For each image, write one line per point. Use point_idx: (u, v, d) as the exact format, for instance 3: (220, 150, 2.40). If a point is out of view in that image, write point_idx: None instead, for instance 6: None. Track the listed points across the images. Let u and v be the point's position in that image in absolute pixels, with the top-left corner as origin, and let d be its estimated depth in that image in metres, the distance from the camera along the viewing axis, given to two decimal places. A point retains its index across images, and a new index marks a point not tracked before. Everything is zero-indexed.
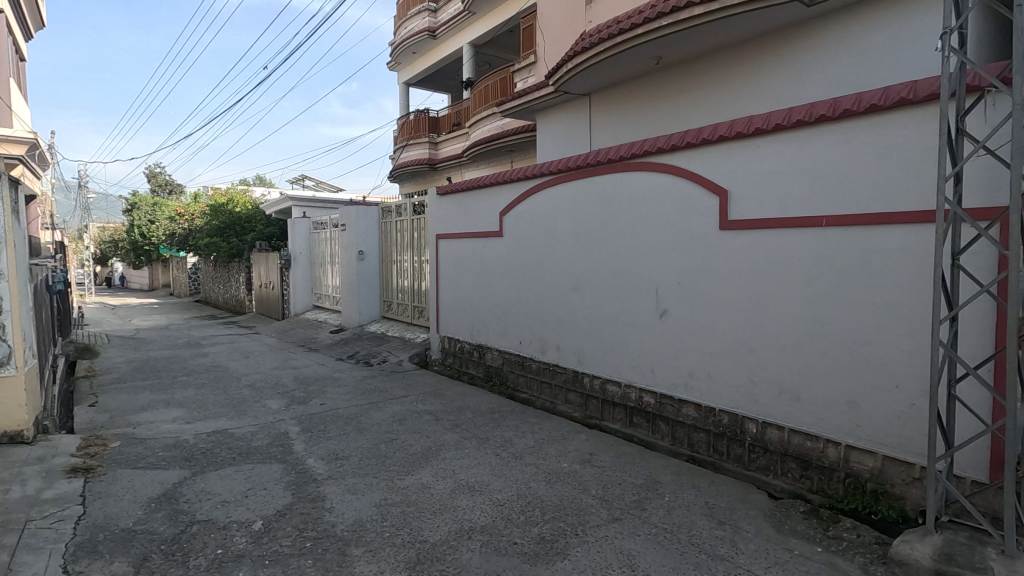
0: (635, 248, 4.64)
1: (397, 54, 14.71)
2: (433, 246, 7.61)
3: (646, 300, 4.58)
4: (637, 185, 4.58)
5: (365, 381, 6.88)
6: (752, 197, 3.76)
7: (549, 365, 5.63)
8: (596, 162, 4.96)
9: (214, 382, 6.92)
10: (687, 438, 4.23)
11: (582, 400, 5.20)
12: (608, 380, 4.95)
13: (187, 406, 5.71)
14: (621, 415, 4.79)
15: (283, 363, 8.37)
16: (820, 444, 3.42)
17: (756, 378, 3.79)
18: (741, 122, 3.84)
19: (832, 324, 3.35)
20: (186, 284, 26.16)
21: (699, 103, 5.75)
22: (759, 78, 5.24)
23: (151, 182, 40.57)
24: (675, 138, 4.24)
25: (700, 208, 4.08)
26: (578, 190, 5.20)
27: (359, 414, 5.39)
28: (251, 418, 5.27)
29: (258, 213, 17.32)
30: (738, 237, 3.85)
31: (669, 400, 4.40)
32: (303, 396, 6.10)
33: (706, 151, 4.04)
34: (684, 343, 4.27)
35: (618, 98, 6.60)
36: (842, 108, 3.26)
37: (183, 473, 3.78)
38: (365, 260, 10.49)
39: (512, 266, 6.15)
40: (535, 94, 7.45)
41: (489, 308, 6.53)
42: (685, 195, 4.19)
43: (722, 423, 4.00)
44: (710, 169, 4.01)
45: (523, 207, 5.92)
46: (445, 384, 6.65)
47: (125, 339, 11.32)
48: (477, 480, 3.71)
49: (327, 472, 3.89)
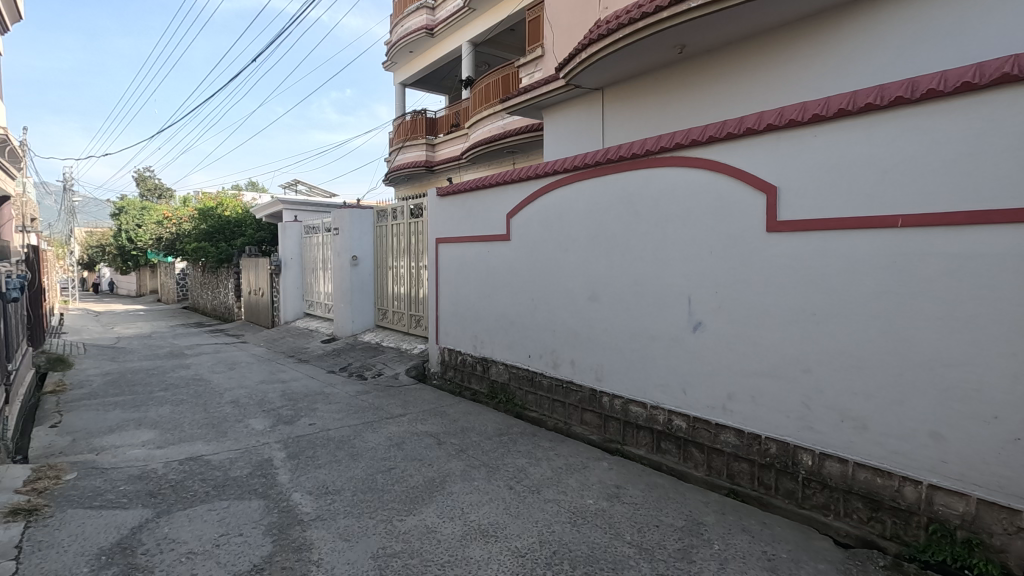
0: (663, 253, 4.15)
1: (393, 53, 14.24)
2: (432, 251, 7.10)
3: (676, 310, 4.08)
4: (666, 182, 4.09)
5: (359, 397, 6.33)
6: (807, 194, 3.28)
7: (562, 381, 5.11)
8: (617, 158, 4.47)
9: (194, 398, 6.35)
10: (726, 469, 3.73)
11: (601, 422, 4.69)
12: (631, 400, 4.45)
13: (161, 427, 5.14)
14: (647, 440, 4.28)
15: (270, 375, 7.80)
16: (895, 482, 2.92)
17: (811, 402, 3.28)
18: (793, 109, 3.37)
19: (909, 340, 2.86)
20: (174, 291, 25.55)
21: (725, 97, 5.32)
22: (795, 68, 4.82)
23: (140, 186, 39.80)
24: (713, 129, 3.77)
25: (743, 208, 3.60)
26: (597, 189, 4.70)
27: (352, 436, 4.84)
28: (231, 441, 4.71)
29: (248, 217, 16.75)
30: (791, 241, 3.35)
31: (705, 424, 3.89)
32: (290, 415, 5.55)
33: (750, 142, 3.56)
34: (722, 361, 3.77)
35: (634, 92, 6.15)
36: (923, 88, 2.79)
37: (145, 514, 3.23)
38: (359, 266, 9.96)
39: (520, 273, 5.64)
40: (543, 90, 6.97)
41: (494, 319, 6.01)
42: (724, 193, 3.71)
43: (768, 452, 3.50)
44: (755, 163, 3.53)
45: (533, 208, 5.42)
46: (445, 401, 6.12)
47: (103, 349, 10.69)
48: (490, 523, 3.17)
49: (314, 511, 3.34)
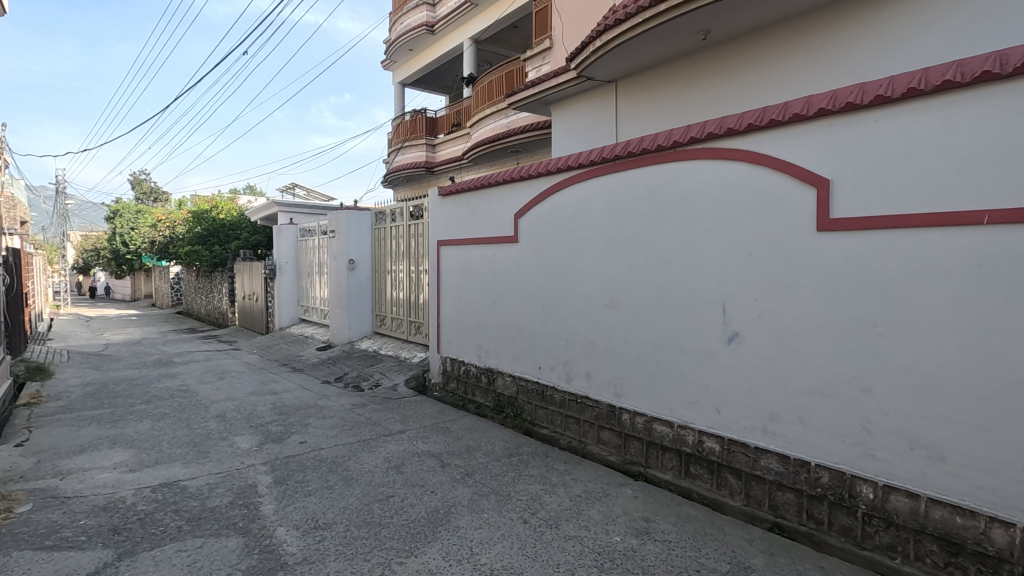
0: (692, 256, 3.73)
1: (393, 52, 13.87)
2: (433, 254, 6.67)
3: (708, 319, 3.66)
4: (697, 176, 3.68)
5: (355, 411, 5.89)
6: (867, 187, 2.86)
7: (577, 396, 4.69)
8: (640, 152, 4.05)
9: (177, 411, 5.90)
10: (767, 499, 3.30)
11: (620, 441, 4.26)
12: (655, 418, 4.02)
13: (137, 446, 4.69)
14: (673, 463, 3.86)
15: (262, 386, 7.36)
16: (981, 523, 2.50)
17: (872, 426, 2.86)
18: (849, 91, 2.96)
19: (996, 357, 2.45)
20: (168, 295, 25.10)
21: (751, 88, 4.95)
22: (830, 54, 4.43)
23: (136, 190, 39.46)
24: (753, 116, 3.37)
25: (789, 204, 3.18)
26: (616, 186, 4.29)
27: (347, 457, 4.40)
28: (213, 463, 4.27)
29: (244, 219, 16.35)
30: (848, 240, 2.94)
31: (742, 448, 3.47)
32: (280, 432, 5.11)
33: (798, 129, 3.15)
34: (763, 378, 3.35)
35: (652, 84, 5.77)
36: (1015, 62, 2.38)
37: (105, 557, 2.79)
38: (356, 270, 9.55)
39: (529, 277, 5.22)
40: (551, 83, 6.58)
41: (501, 327, 5.58)
42: (766, 188, 3.30)
43: (820, 482, 3.07)
44: (802, 154, 3.13)
45: (544, 207, 5.01)
46: (448, 415, 5.69)
47: (88, 356, 10.22)
48: (504, 567, 2.74)
49: (301, 552, 2.90)
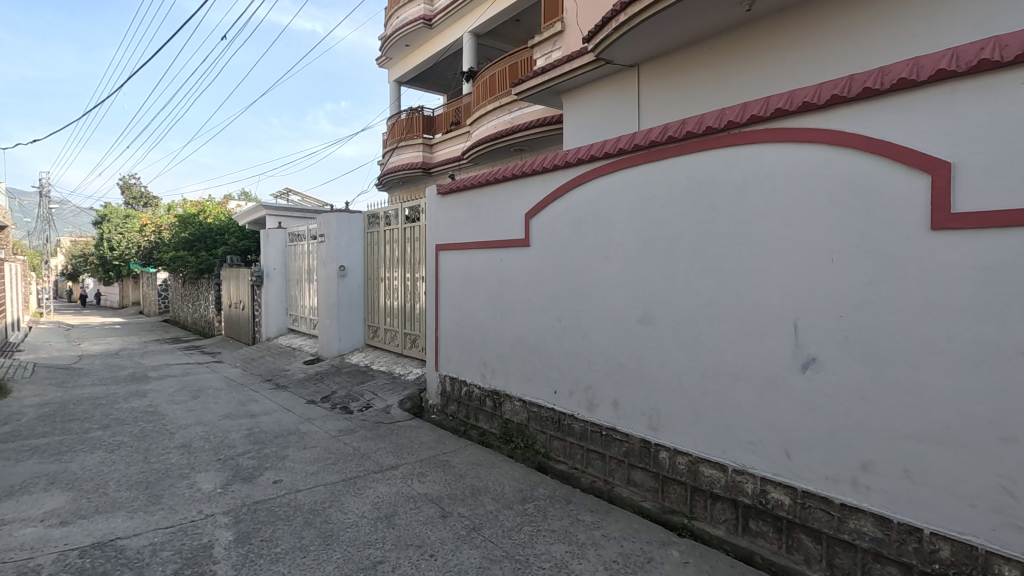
0: (753, 263, 3.03)
1: (388, 48, 13.21)
2: (431, 260, 5.96)
3: (775, 340, 2.95)
4: (759, 164, 2.99)
5: (341, 439, 5.15)
6: (1006, 171, 2.17)
7: (601, 427, 3.97)
8: (683, 136, 3.37)
9: (137, 440, 5.14)
10: (859, 572, 2.59)
11: (657, 485, 3.55)
12: (702, 459, 3.31)
13: (78, 488, 3.92)
14: (727, 516, 3.15)
15: (239, 406, 6.60)
16: None
17: (1016, 488, 2.16)
18: (978, 47, 2.28)
19: None
20: (156, 303, 24.28)
21: (803, 63, 4.32)
22: (904, 22, 3.78)
23: (126, 194, 38.70)
24: (837, 85, 2.68)
25: (889, 196, 2.49)
26: (652, 178, 3.59)
27: (327, 503, 3.65)
28: (165, 512, 3.52)
29: (231, 223, 15.59)
30: (979, 242, 2.24)
31: (821, 504, 2.76)
32: (251, 467, 4.36)
33: (904, 99, 2.45)
34: (852, 416, 2.64)
35: (682, 66, 5.12)
36: None
37: None
38: (347, 278, 8.82)
39: (543, 286, 4.50)
40: (565, 68, 5.91)
41: (509, 343, 4.86)
42: (855, 176, 2.60)
43: (937, 557, 2.37)
44: (911, 129, 2.43)
45: (560, 205, 4.31)
46: (448, 445, 4.96)
47: (54, 370, 9.40)
48: None
49: None
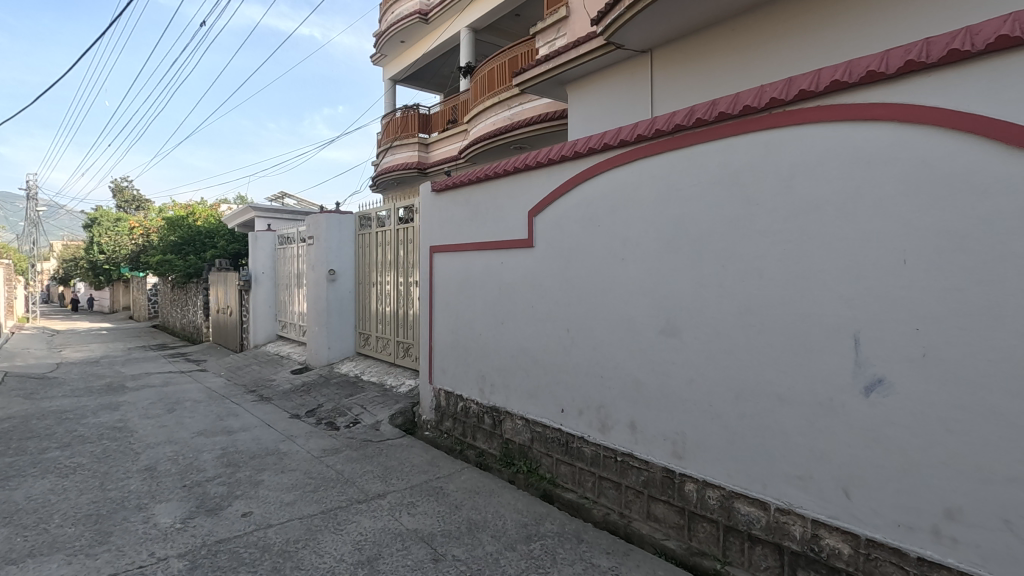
0: (802, 265, 2.56)
1: (383, 45, 12.78)
2: (425, 263, 5.47)
3: (830, 357, 2.47)
4: (809, 149, 2.53)
5: (324, 460, 4.65)
6: None
7: (616, 452, 3.49)
8: (714, 119, 2.91)
9: (96, 462, 4.61)
10: None
11: (682, 522, 3.06)
12: (737, 494, 2.83)
13: (15, 524, 3.41)
14: (770, 564, 2.67)
15: (217, 421, 6.09)
16: None
17: None
18: None
19: None
20: (146, 307, 23.79)
21: (842, 36, 3.86)
22: None
23: (118, 199, 38.23)
24: (911, 49, 2.22)
25: (982, 182, 2.02)
26: (676, 168, 3.13)
27: (301, 543, 3.15)
28: (109, 555, 3.01)
29: (222, 226, 15.05)
30: None
31: (892, 555, 2.28)
32: (219, 497, 3.85)
33: (999, 64, 1.99)
34: (932, 452, 2.16)
35: (703, 48, 4.67)
36: None
37: None
38: (337, 282, 8.32)
39: (548, 292, 4.02)
40: (571, 56, 5.46)
41: (510, 355, 4.38)
42: (936, 160, 2.14)
43: None
44: (1011, 99, 1.96)
45: (568, 201, 3.84)
46: (443, 468, 4.47)
47: (25, 380, 8.84)
48: None
49: None
